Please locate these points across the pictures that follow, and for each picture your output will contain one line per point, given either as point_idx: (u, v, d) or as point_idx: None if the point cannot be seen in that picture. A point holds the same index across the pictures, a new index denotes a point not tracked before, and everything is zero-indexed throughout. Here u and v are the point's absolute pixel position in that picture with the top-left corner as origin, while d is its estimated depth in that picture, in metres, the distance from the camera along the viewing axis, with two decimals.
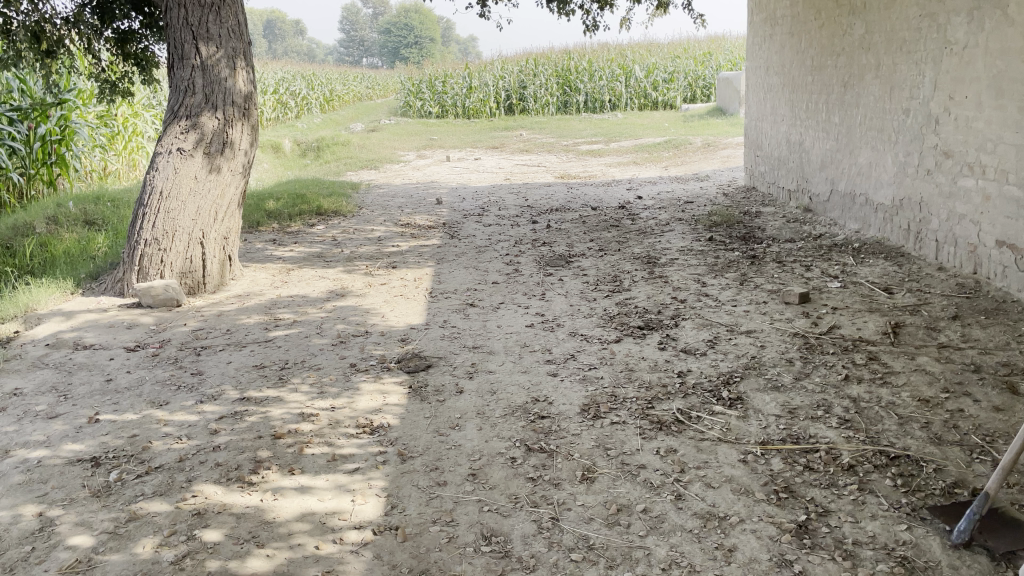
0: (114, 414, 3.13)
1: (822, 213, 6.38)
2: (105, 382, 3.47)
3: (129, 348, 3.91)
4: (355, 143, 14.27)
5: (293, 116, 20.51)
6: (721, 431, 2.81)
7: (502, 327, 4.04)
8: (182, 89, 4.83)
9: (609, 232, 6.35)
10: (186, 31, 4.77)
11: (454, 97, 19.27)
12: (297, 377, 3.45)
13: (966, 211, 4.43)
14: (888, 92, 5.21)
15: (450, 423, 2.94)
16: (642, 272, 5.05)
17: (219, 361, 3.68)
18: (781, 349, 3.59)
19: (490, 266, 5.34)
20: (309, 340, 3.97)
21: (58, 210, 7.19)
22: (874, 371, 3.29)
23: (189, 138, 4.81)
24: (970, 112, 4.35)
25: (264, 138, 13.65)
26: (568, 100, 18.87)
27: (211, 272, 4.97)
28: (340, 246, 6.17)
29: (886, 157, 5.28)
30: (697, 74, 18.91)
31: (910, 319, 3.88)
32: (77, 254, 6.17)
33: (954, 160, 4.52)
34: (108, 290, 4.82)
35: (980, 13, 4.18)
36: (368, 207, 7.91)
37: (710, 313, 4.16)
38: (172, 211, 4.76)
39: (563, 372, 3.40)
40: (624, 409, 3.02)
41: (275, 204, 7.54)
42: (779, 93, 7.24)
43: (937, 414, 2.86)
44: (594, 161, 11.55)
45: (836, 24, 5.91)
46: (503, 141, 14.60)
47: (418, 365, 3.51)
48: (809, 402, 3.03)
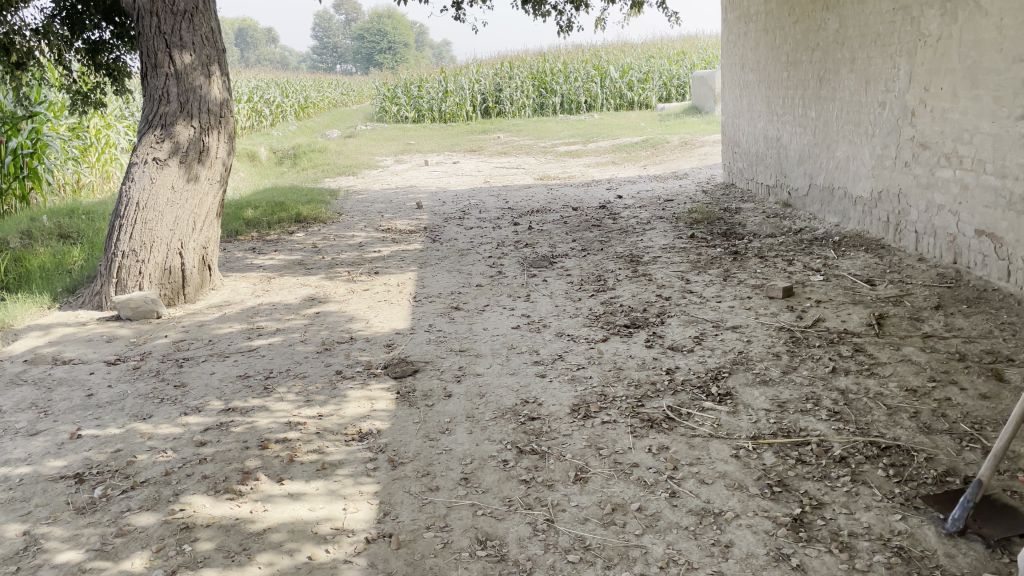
0: (96, 430, 3.07)
1: (801, 207, 6.42)
2: (86, 397, 3.41)
3: (110, 362, 3.85)
4: (332, 149, 14.20)
5: (268, 125, 20.37)
6: (712, 427, 2.81)
7: (488, 330, 4.02)
8: (156, 98, 4.77)
9: (590, 231, 6.34)
10: (159, 40, 4.70)
11: (430, 101, 19.23)
12: (283, 386, 3.41)
13: (944, 201, 4.47)
14: (864, 85, 5.24)
15: (440, 427, 2.91)
16: (626, 271, 5.06)
17: (202, 373, 3.63)
18: (767, 344, 3.60)
19: (473, 269, 5.32)
20: (294, 348, 3.93)
21: (32, 225, 7.09)
22: (860, 362, 3.30)
23: (164, 147, 4.74)
24: (946, 104, 4.39)
25: (240, 147, 13.55)
26: (544, 102, 18.90)
27: (190, 282, 4.90)
28: (321, 253, 6.12)
29: (864, 150, 5.32)
30: (672, 73, 19.00)
31: (893, 310, 3.91)
32: (53, 268, 6.08)
33: (932, 152, 4.56)
34: (86, 304, 4.74)
35: (953, 5, 4.22)
36: (348, 214, 7.86)
37: (695, 310, 4.17)
38: (150, 222, 4.69)
39: (551, 373, 3.38)
40: (615, 408, 3.01)
41: (254, 212, 7.47)
42: (755, 90, 7.29)
43: (925, 403, 2.88)
44: (572, 161, 11.57)
45: (810, 20, 5.95)
46: (481, 144, 14.59)
47: (405, 371, 3.48)
48: (798, 396, 3.03)
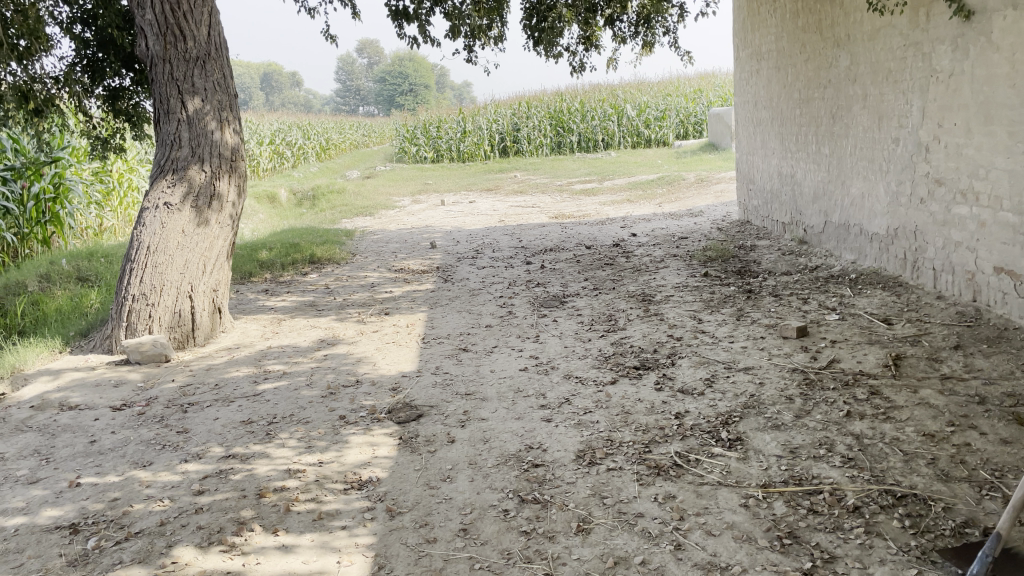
0: (96, 478, 3.03)
1: (817, 244, 6.33)
2: (89, 444, 3.38)
3: (115, 407, 3.83)
4: (351, 190, 14.32)
5: (289, 167, 20.61)
6: (721, 475, 2.72)
7: (495, 372, 3.96)
8: (168, 143, 4.82)
9: (603, 270, 6.29)
10: (172, 86, 4.76)
11: (449, 142, 19.40)
12: (285, 432, 3.36)
13: (961, 238, 4.38)
14: (877, 121, 5.19)
15: (440, 475, 2.84)
16: (637, 310, 4.99)
17: (206, 419, 3.59)
18: (780, 386, 3.50)
19: (483, 309, 5.28)
20: (299, 392, 3.89)
21: (51, 268, 7.16)
22: (876, 406, 3.20)
23: (176, 192, 4.77)
24: (960, 139, 4.33)
25: (260, 189, 13.70)
26: (562, 140, 19.01)
27: (200, 325, 4.91)
28: (333, 294, 6.12)
29: (879, 186, 5.25)
30: (688, 111, 19.06)
31: (911, 351, 3.80)
32: (70, 311, 6.12)
33: (947, 188, 4.48)
34: (96, 348, 4.75)
35: (965, 40, 4.18)
36: (362, 254, 7.87)
37: (707, 351, 4.09)
38: (160, 265, 4.71)
39: (557, 418, 3.31)
40: (621, 454, 2.93)
41: (269, 254, 7.51)
42: (768, 127, 7.25)
43: (943, 449, 2.77)
44: (588, 199, 11.57)
45: (821, 57, 5.92)
46: (497, 183, 14.64)
47: (408, 416, 3.42)
48: (810, 441, 2.94)
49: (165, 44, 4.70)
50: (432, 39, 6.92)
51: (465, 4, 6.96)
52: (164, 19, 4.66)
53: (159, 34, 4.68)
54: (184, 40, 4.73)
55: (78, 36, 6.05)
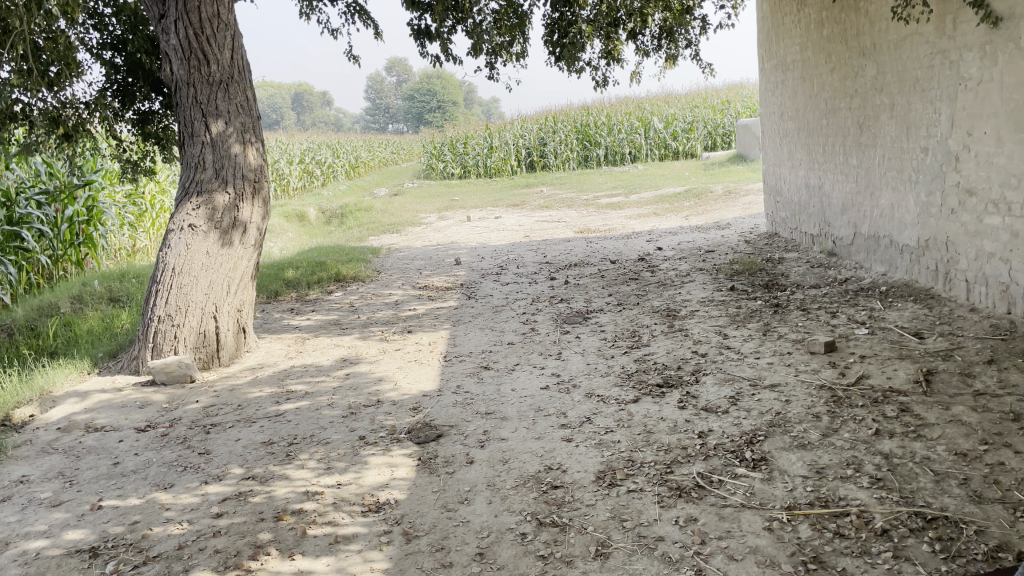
0: (117, 500, 3.05)
1: (846, 256, 6.22)
2: (112, 466, 3.40)
3: (139, 429, 3.85)
4: (378, 207, 14.41)
5: (319, 185, 20.83)
6: (745, 496, 2.65)
7: (516, 391, 3.92)
8: (193, 166, 4.87)
9: (628, 285, 6.24)
10: (196, 109, 4.82)
11: (476, 157, 19.47)
12: (305, 453, 3.36)
13: (994, 249, 4.26)
14: (905, 131, 5.09)
15: (458, 497, 2.81)
16: (662, 326, 4.93)
17: (227, 440, 3.60)
18: (807, 404, 3.42)
19: (506, 326, 5.25)
20: (320, 412, 3.88)
21: (84, 289, 7.27)
22: (906, 424, 3.11)
23: (201, 214, 4.83)
24: (990, 148, 4.23)
25: (289, 207, 13.85)
26: (589, 154, 18.98)
27: (225, 345, 4.94)
28: (357, 312, 6.14)
29: (908, 197, 5.15)
30: (716, 122, 18.95)
31: (943, 366, 3.70)
32: (101, 332, 6.20)
33: (978, 198, 4.38)
34: (123, 368, 4.81)
35: (993, 47, 4.10)
36: (387, 271, 7.90)
37: (732, 367, 4.01)
38: (185, 286, 4.75)
39: (578, 437, 3.26)
40: (642, 475, 2.88)
41: (295, 272, 7.57)
42: (795, 138, 7.16)
43: (976, 469, 2.68)
44: (614, 213, 11.53)
45: (847, 67, 5.84)
46: (524, 198, 14.65)
47: (428, 436, 3.39)
48: (837, 460, 2.86)
49: (189, 68, 4.76)
50: (454, 58, 6.96)
51: (486, 21, 6.99)
52: (188, 44, 4.73)
53: (183, 58, 4.75)
54: (208, 63, 4.79)
55: (109, 61, 6.17)
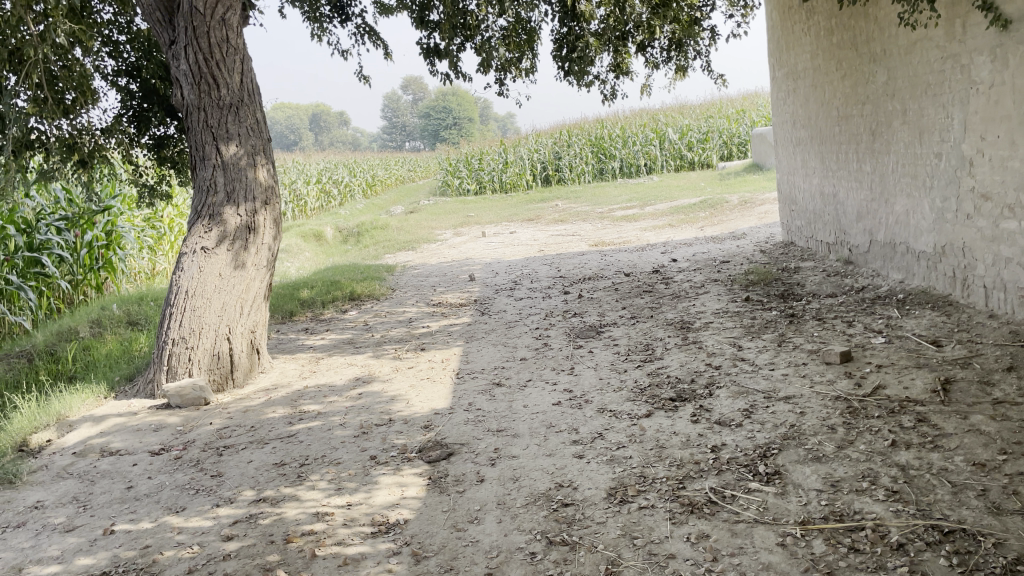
0: (130, 524, 3.05)
1: (863, 263, 6.15)
2: (125, 490, 3.41)
3: (153, 452, 3.87)
4: (394, 225, 14.48)
5: (336, 204, 20.97)
6: (758, 512, 2.61)
7: (528, 407, 3.90)
8: (204, 189, 4.92)
9: (642, 298, 6.20)
10: (207, 133, 4.87)
11: (491, 173, 19.52)
12: (316, 474, 3.35)
13: (1012, 254, 4.20)
14: (918, 137, 5.04)
15: (468, 516, 2.79)
16: (675, 338, 4.89)
17: (240, 462, 3.61)
18: (822, 416, 3.37)
19: (519, 342, 5.24)
20: (332, 432, 3.88)
21: (103, 313, 7.34)
22: (923, 434, 3.05)
23: (213, 236, 4.86)
24: (1004, 152, 4.17)
25: (307, 227, 13.95)
26: (604, 167, 18.98)
27: (239, 366, 4.96)
28: (371, 331, 6.15)
29: (923, 203, 5.09)
30: (731, 132, 18.90)
31: (961, 374, 3.63)
32: (120, 355, 6.26)
33: (994, 203, 4.31)
34: (140, 392, 4.84)
35: (1004, 50, 4.05)
36: (402, 289, 7.91)
37: (746, 379, 3.96)
38: (198, 309, 4.79)
39: (589, 454, 3.23)
40: (654, 491, 2.84)
41: (310, 292, 7.61)
42: (808, 146, 7.11)
43: (995, 479, 2.62)
44: (629, 225, 11.50)
45: (858, 73, 5.80)
46: (539, 213, 14.66)
47: (439, 455, 3.38)
48: (853, 473, 2.81)
49: (200, 92, 4.82)
50: (464, 75, 6.99)
51: (495, 38, 7.03)
52: (198, 69, 4.78)
53: (194, 83, 4.80)
54: (218, 87, 4.84)
55: (124, 88, 6.25)
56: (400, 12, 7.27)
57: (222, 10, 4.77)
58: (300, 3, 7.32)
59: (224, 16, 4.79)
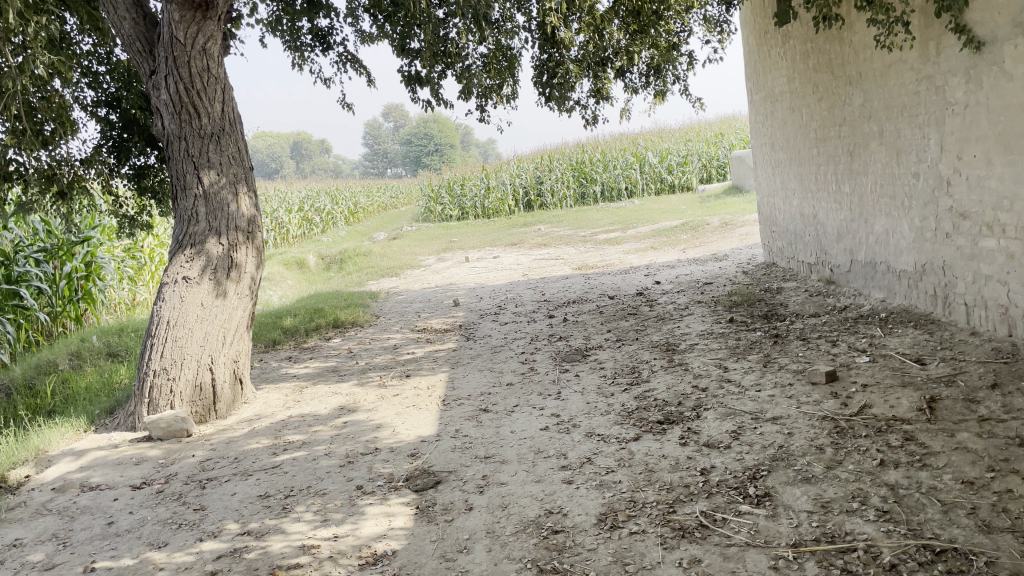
0: (111, 561, 2.99)
1: (845, 283, 6.19)
2: (106, 526, 3.34)
3: (135, 486, 3.80)
4: (377, 252, 14.43)
5: (318, 232, 20.90)
6: (749, 535, 2.59)
7: (515, 433, 3.87)
8: (186, 219, 4.89)
9: (626, 320, 6.21)
10: (188, 162, 4.85)
11: (473, 199, 19.55)
12: (301, 505, 3.30)
13: (991, 271, 4.24)
14: (896, 157, 5.11)
15: (457, 546, 2.75)
16: (661, 361, 4.89)
17: (223, 494, 3.55)
18: (810, 436, 3.37)
19: (504, 367, 5.21)
20: (318, 462, 3.83)
21: (82, 346, 7.24)
22: (911, 453, 3.05)
23: (194, 266, 4.82)
24: (981, 171, 4.23)
25: (289, 255, 13.88)
26: (585, 191, 19.07)
27: (221, 397, 4.90)
28: (355, 358, 6.10)
29: (902, 223, 5.14)
30: (710, 155, 19.12)
31: (946, 392, 3.65)
32: (99, 387, 6.16)
33: (972, 221, 4.37)
34: (120, 426, 4.77)
35: (977, 71, 4.13)
36: (386, 315, 7.88)
37: (733, 401, 3.96)
38: (180, 339, 4.73)
39: (578, 479, 3.21)
40: (644, 516, 2.82)
41: (293, 320, 7.56)
42: (787, 168, 7.18)
43: (984, 497, 2.62)
44: (612, 249, 11.56)
45: (834, 96, 5.88)
46: (522, 237, 14.68)
47: (426, 484, 3.34)
48: (843, 494, 2.80)
49: (180, 122, 4.80)
50: (445, 102, 7.03)
51: (476, 65, 7.08)
52: (179, 98, 4.76)
53: (174, 112, 4.79)
54: (199, 117, 4.82)
55: (104, 118, 6.22)
56: (381, 40, 7.32)
57: (202, 40, 4.75)
58: (281, 32, 7.34)
59: (204, 46, 4.77)
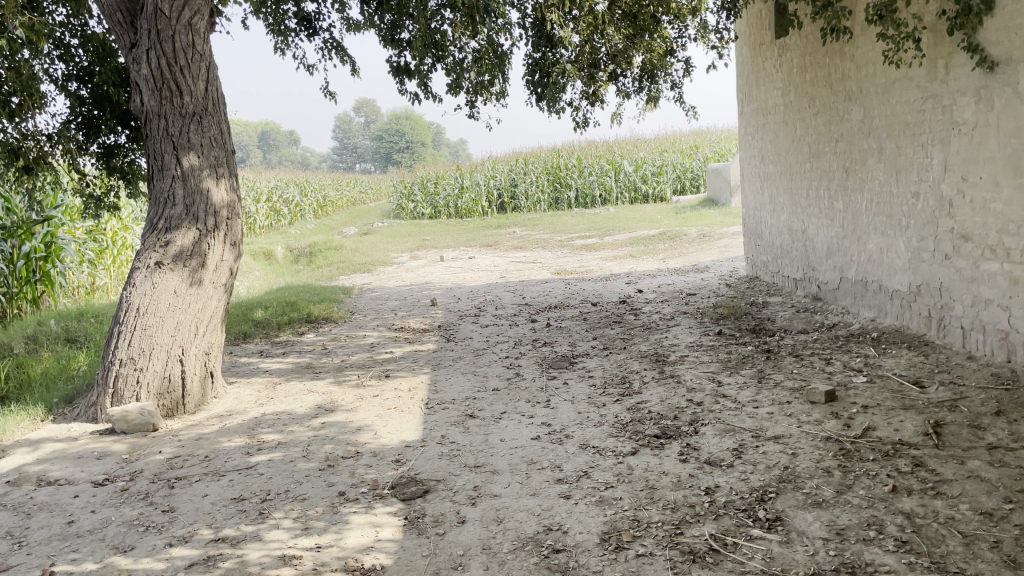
0: (71, 565, 2.75)
1: (832, 300, 6.12)
2: (66, 525, 3.10)
3: (97, 483, 3.55)
4: (348, 246, 14.12)
5: (286, 224, 20.50)
6: (764, 561, 2.46)
7: (506, 442, 3.70)
8: (162, 201, 4.63)
9: (612, 329, 6.07)
10: (166, 142, 4.60)
11: (447, 198, 19.28)
12: (280, 511, 3.09)
13: (992, 295, 4.18)
14: (894, 175, 5.04)
15: (452, 562, 2.58)
16: (652, 372, 4.75)
17: (194, 496, 3.32)
18: (815, 457, 3.25)
19: (489, 371, 5.04)
20: (295, 465, 3.62)
21: (39, 330, 6.90)
22: (923, 479, 2.94)
23: (168, 251, 4.57)
24: (986, 193, 4.17)
25: (256, 246, 13.50)
26: (559, 196, 18.95)
27: (191, 391, 4.66)
28: (330, 355, 5.88)
29: (898, 242, 5.08)
30: (685, 166, 19.17)
31: (949, 417, 3.56)
32: (57, 373, 5.84)
33: (974, 244, 4.30)
34: (81, 416, 4.50)
35: (989, 92, 4.06)
36: (361, 312, 7.65)
37: (731, 417, 3.83)
38: (149, 328, 4.48)
39: (576, 494, 3.05)
40: (650, 537, 2.66)
41: (264, 313, 7.30)
42: (776, 181, 7.12)
43: (1006, 530, 2.52)
44: (590, 255, 11.44)
45: (832, 110, 5.82)
46: (496, 239, 14.49)
47: (414, 493, 3.15)
48: (857, 521, 2.67)
49: (161, 99, 4.55)
50: (434, 96, 6.84)
51: (467, 60, 6.90)
52: (161, 74, 4.52)
53: (155, 89, 4.54)
54: (180, 95, 4.58)
55: (74, 93, 5.90)
56: (368, 29, 7.09)
57: (189, 15, 4.52)
58: (265, 15, 7.09)
59: (190, 21, 4.54)
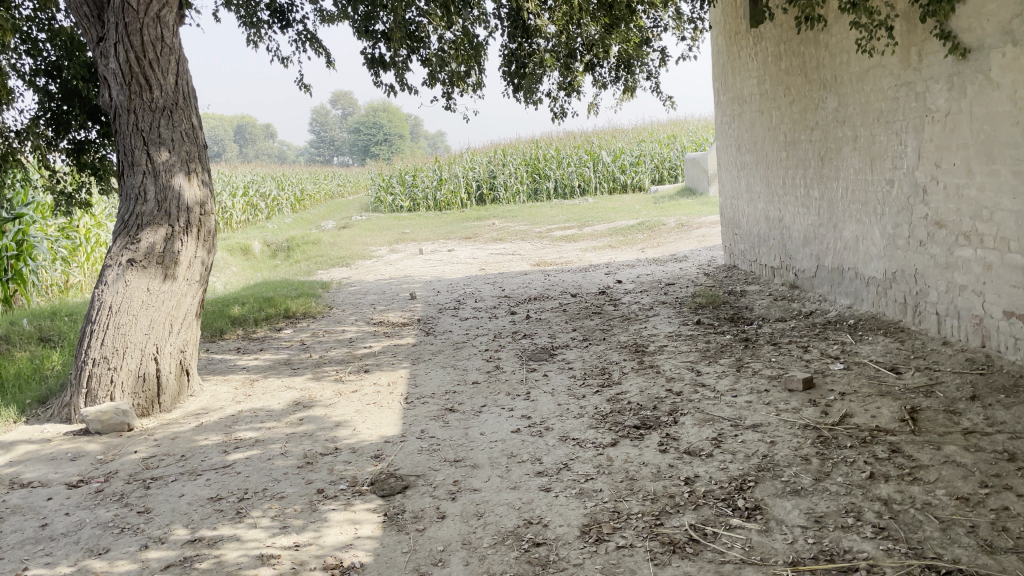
0: (45, 569, 2.71)
1: (810, 288, 6.16)
2: (40, 528, 3.05)
3: (71, 484, 3.49)
4: (327, 241, 14.01)
5: (263, 218, 20.30)
6: (744, 551, 2.46)
7: (486, 435, 3.68)
8: (133, 197, 4.56)
9: (591, 320, 6.08)
10: (137, 137, 4.52)
11: (425, 190, 19.18)
12: (258, 510, 3.06)
13: (966, 281, 4.21)
14: (869, 163, 5.07)
15: (432, 558, 2.56)
16: (631, 362, 4.76)
17: (171, 496, 3.28)
18: (794, 445, 3.26)
19: (468, 364, 5.02)
20: (273, 463, 3.58)
21: (12, 329, 6.78)
22: (900, 466, 2.96)
23: (140, 249, 4.50)
24: (960, 180, 4.19)
25: (233, 241, 13.36)
26: (538, 187, 18.92)
27: (166, 389, 4.61)
28: (309, 351, 5.83)
29: (874, 229, 5.11)
30: (662, 156, 19.24)
31: (925, 403, 3.58)
32: (30, 374, 5.74)
33: (948, 230, 4.34)
34: (54, 417, 4.43)
35: (961, 79, 4.08)
36: (339, 307, 7.60)
37: (710, 407, 3.83)
38: (123, 327, 4.41)
39: (557, 487, 3.04)
40: (630, 529, 2.66)
41: (241, 309, 7.23)
42: (753, 170, 7.14)
43: (982, 515, 2.54)
44: (569, 246, 11.44)
45: (807, 99, 5.83)
46: (475, 231, 14.42)
47: (394, 488, 3.13)
48: (835, 508, 2.68)
49: (130, 93, 4.47)
50: (409, 88, 6.79)
51: (443, 51, 6.84)
52: (129, 68, 4.44)
53: (124, 84, 4.46)
54: (150, 89, 4.50)
55: (42, 88, 5.78)
56: (342, 21, 7.00)
57: (156, 7, 4.45)
58: (236, 7, 7.00)
59: (159, 14, 4.47)
